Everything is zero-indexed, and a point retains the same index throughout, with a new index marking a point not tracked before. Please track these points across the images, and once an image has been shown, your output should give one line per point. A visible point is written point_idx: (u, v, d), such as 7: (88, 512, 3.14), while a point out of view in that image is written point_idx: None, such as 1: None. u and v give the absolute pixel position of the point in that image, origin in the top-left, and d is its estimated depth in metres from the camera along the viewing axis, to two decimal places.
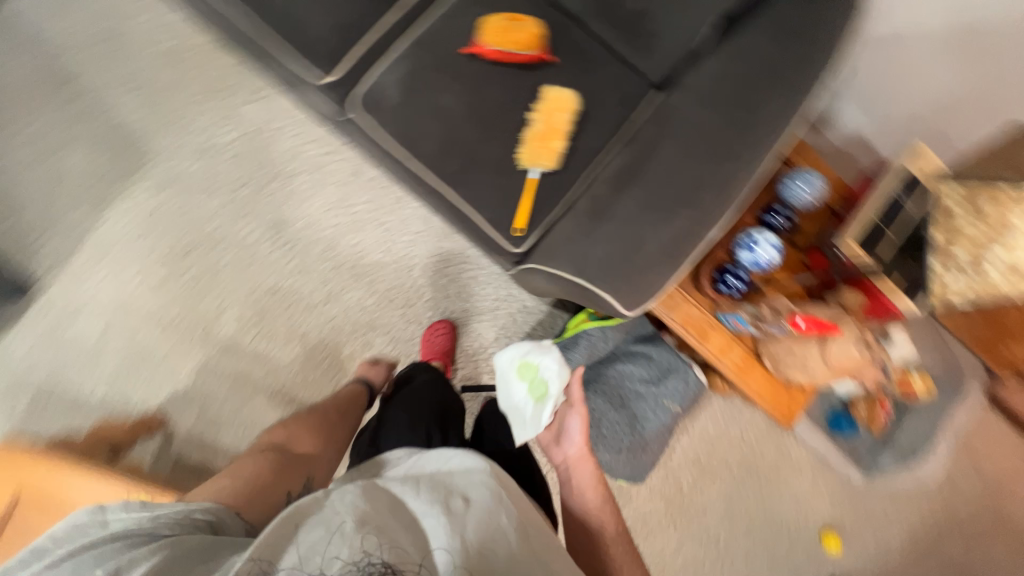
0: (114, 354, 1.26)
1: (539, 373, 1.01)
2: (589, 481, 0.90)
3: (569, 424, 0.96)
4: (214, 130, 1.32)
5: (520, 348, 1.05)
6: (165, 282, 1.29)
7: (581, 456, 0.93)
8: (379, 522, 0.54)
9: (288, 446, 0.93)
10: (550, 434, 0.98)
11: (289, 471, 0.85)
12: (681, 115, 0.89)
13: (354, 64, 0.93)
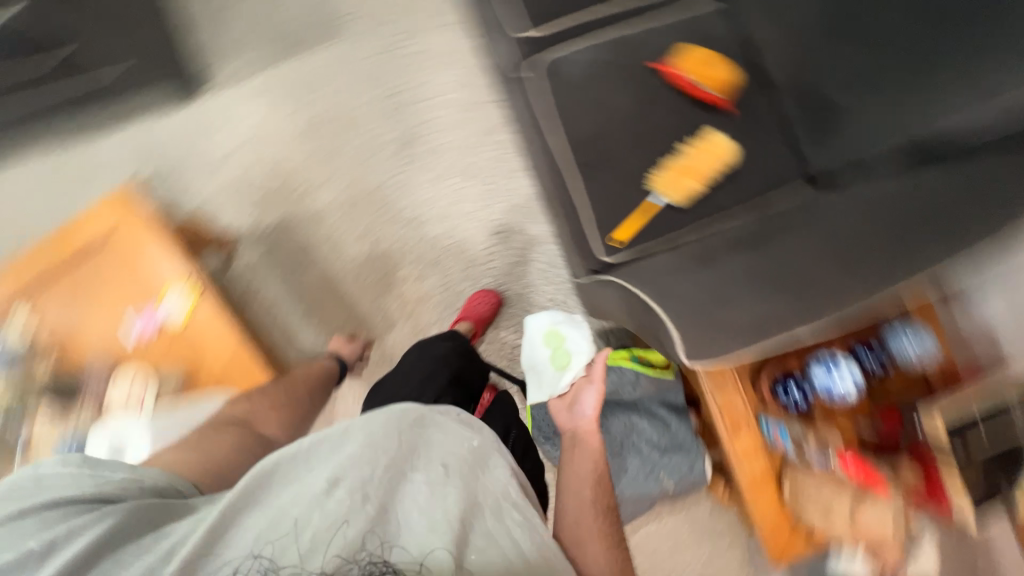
0: (225, 175, 1.39)
1: (565, 343, 1.13)
2: (591, 452, 0.83)
3: (585, 395, 0.93)
4: (399, 39, 1.44)
5: (556, 318, 1.20)
6: (295, 139, 1.41)
7: (590, 429, 0.87)
8: (361, 511, 0.56)
9: (249, 417, 0.88)
10: (561, 403, 0.95)
11: (246, 444, 0.81)
12: (827, 215, 0.86)
13: (552, 34, 0.99)
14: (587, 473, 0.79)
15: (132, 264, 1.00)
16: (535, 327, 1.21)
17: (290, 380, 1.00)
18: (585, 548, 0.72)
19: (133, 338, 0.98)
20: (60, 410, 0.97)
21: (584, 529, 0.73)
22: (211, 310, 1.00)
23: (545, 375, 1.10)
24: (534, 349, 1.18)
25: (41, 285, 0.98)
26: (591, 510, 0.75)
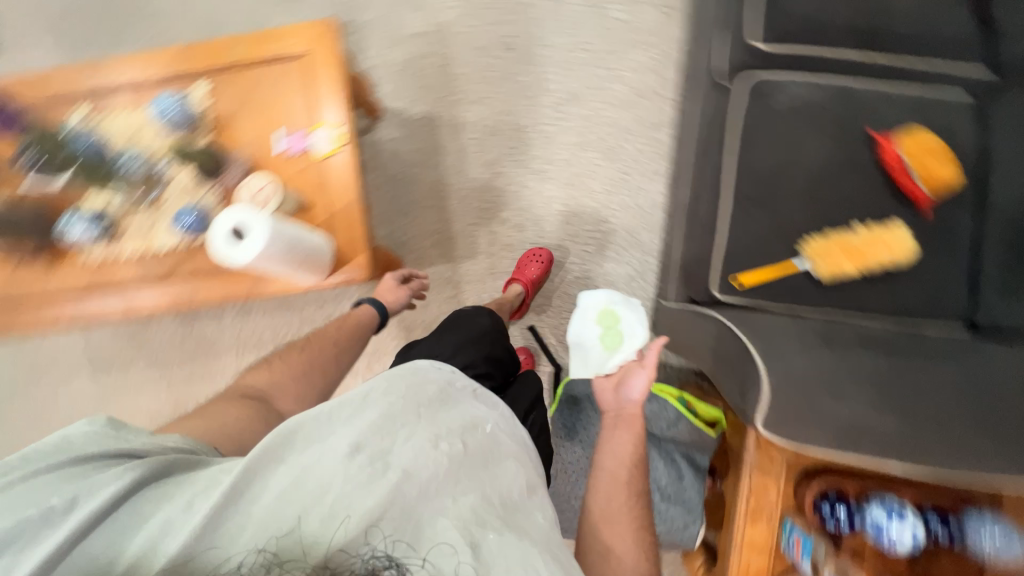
0: (402, 53, 1.44)
1: (617, 324, 1.16)
2: (631, 436, 0.81)
3: (633, 380, 0.88)
4: (614, 2, 1.41)
5: (611, 297, 1.20)
6: (476, 50, 1.44)
7: (633, 414, 0.84)
8: (381, 490, 0.61)
9: (271, 390, 0.89)
10: (607, 380, 0.90)
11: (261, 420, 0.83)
12: (978, 364, 0.77)
13: (782, 57, 0.94)
14: (624, 456, 0.79)
15: (304, 89, 1.06)
16: (589, 301, 1.21)
17: (325, 342, 1.00)
18: (615, 523, 0.75)
19: (277, 151, 1.05)
20: (195, 180, 1.05)
21: (614, 508, 0.75)
22: (345, 160, 1.04)
23: (593, 353, 1.14)
24: (585, 324, 1.18)
25: (227, 71, 1.06)
26: (623, 492, 0.76)
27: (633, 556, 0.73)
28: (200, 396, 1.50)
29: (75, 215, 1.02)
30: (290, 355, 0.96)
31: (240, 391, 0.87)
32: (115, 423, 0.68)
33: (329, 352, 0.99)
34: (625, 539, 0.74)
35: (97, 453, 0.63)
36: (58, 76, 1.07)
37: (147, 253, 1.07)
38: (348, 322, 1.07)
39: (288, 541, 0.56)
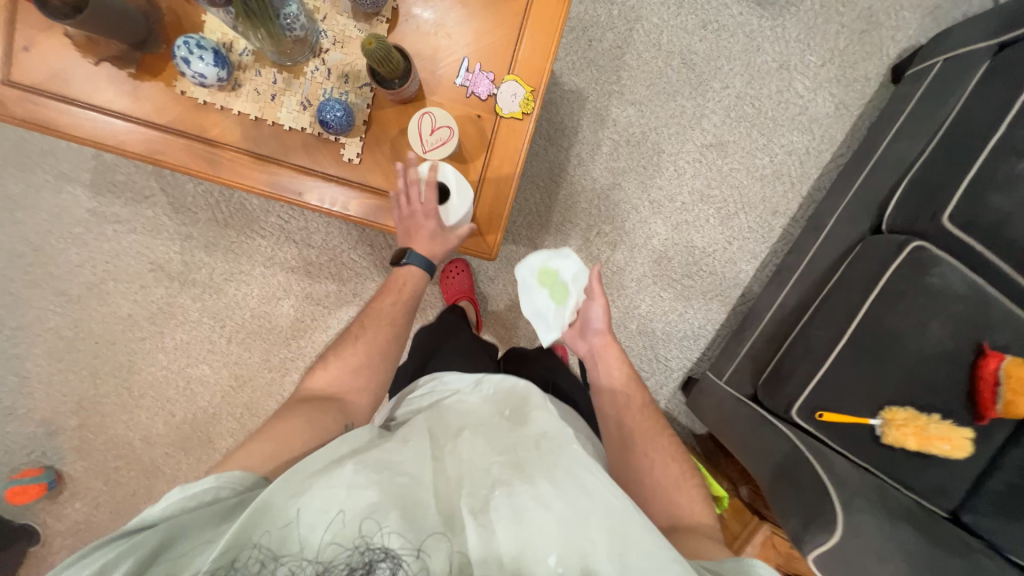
0: (584, 14, 1.29)
1: (558, 279, 1.09)
2: (615, 362, 1.00)
3: (592, 313, 1.04)
4: (800, 75, 1.36)
5: (539, 256, 1.11)
6: (656, 48, 1.32)
7: (606, 341, 1.02)
8: (382, 483, 0.62)
9: (337, 390, 0.81)
10: (573, 330, 1.06)
11: (331, 420, 0.75)
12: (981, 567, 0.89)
13: (957, 241, 0.97)
14: (613, 372, 0.99)
15: (511, 26, 0.90)
16: (524, 270, 1.12)
17: (377, 327, 0.87)
18: (637, 442, 0.89)
19: (454, 84, 0.91)
20: (350, 70, 0.89)
21: (630, 423, 0.92)
22: (523, 131, 0.92)
23: (551, 317, 1.08)
24: (532, 295, 1.11)
25: None
26: (630, 408, 0.94)
27: (660, 466, 0.86)
28: (217, 269, 1.35)
29: (196, 44, 0.81)
30: (346, 346, 0.85)
31: (306, 397, 0.79)
32: (187, 486, 0.58)
33: (386, 341, 0.87)
34: (651, 456, 0.88)
35: (161, 516, 0.56)
36: None
37: (260, 121, 0.90)
38: (405, 282, 0.92)
39: (285, 546, 0.56)
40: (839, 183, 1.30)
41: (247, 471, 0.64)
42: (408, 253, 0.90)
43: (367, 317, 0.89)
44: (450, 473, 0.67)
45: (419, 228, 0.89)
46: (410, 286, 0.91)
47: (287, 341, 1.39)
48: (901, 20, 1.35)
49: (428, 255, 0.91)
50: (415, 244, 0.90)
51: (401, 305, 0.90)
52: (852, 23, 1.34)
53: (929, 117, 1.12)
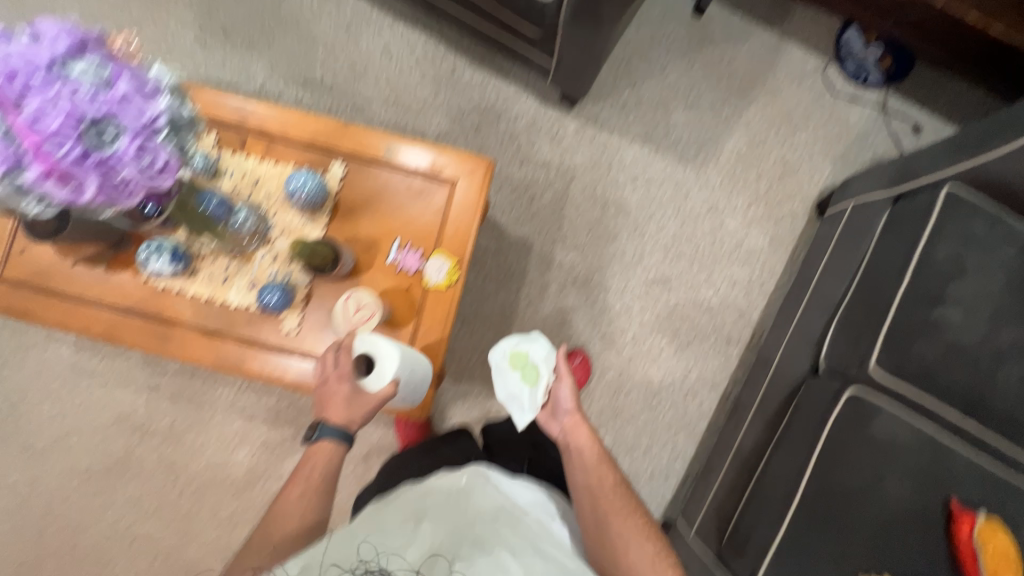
0: (525, 176, 1.46)
1: (528, 357, 1.04)
2: (585, 442, 0.94)
3: (560, 395, 0.99)
4: (730, 214, 1.47)
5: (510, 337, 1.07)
6: (592, 201, 1.46)
7: (575, 421, 0.96)
8: (378, 524, 0.69)
9: None
10: (545, 412, 1.00)
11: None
12: None
13: (893, 389, 0.95)
14: (585, 451, 0.93)
15: (436, 211, 1.03)
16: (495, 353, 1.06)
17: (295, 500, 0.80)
18: (612, 524, 0.84)
19: (386, 260, 1.01)
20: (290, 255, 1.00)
21: (603, 503, 0.86)
22: (449, 299, 1.00)
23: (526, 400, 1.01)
24: (504, 378, 1.04)
25: (368, 163, 1.03)
26: (602, 487, 0.88)
27: (637, 547, 0.82)
28: (178, 418, 1.38)
29: (156, 246, 0.94)
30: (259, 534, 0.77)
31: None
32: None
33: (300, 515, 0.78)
34: (626, 535, 0.83)
35: None
36: (210, 94, 1.04)
37: (211, 301, 1.00)
38: (315, 461, 0.84)
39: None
40: (782, 314, 1.32)
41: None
42: (318, 429, 0.85)
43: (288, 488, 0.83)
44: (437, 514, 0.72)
45: (334, 395, 0.87)
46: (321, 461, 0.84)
47: (239, 492, 1.36)
48: (814, 165, 1.49)
49: (343, 423, 0.86)
50: (328, 415, 0.86)
51: (309, 483, 0.82)
52: (769, 169, 1.49)
53: (848, 258, 1.17)
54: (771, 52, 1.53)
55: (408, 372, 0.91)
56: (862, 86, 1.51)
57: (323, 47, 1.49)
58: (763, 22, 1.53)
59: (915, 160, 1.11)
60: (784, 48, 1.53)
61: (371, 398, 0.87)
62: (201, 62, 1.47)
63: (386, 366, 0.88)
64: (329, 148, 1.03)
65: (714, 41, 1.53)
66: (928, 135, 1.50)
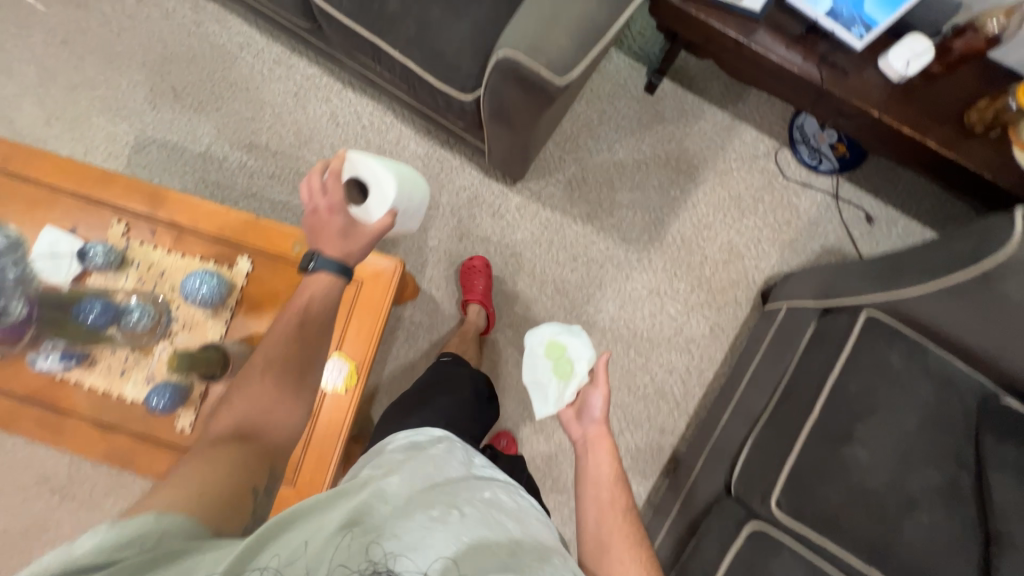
0: (464, 251, 1.45)
1: (564, 356, 1.14)
2: (604, 456, 0.91)
3: (592, 399, 0.99)
4: (671, 300, 1.44)
5: (552, 328, 1.19)
6: (531, 279, 1.44)
7: (599, 433, 0.95)
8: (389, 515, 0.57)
9: (255, 421, 0.75)
10: (569, 411, 1.01)
11: (253, 463, 0.69)
12: None
13: (794, 531, 0.91)
14: (603, 477, 0.88)
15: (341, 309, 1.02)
16: (535, 340, 1.20)
17: (294, 353, 0.81)
18: (613, 546, 0.81)
19: None
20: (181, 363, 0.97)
21: (607, 523, 0.83)
22: (348, 403, 0.99)
23: (551, 391, 1.10)
24: (536, 365, 1.17)
25: (276, 258, 1.02)
26: (612, 509, 0.85)
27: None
28: (99, 482, 1.36)
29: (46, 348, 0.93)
30: (252, 383, 0.78)
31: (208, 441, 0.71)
32: (123, 521, 0.53)
33: (289, 390, 0.79)
34: (623, 545, 0.82)
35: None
36: (124, 181, 1.03)
37: (107, 393, 0.99)
38: (313, 291, 0.85)
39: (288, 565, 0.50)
40: (713, 411, 1.28)
41: (162, 515, 0.55)
42: (313, 257, 0.84)
43: (272, 344, 0.82)
44: (453, 514, 0.60)
45: (327, 229, 0.86)
46: (321, 292, 0.85)
47: None
48: (761, 252, 1.45)
49: (341, 256, 0.85)
50: (324, 247, 0.85)
51: (312, 316, 0.84)
52: (714, 254, 1.45)
53: (773, 367, 1.13)
54: (724, 133, 1.50)
55: (403, 204, 0.93)
56: (816, 172, 1.47)
57: (269, 112, 1.49)
58: (717, 101, 1.50)
59: (842, 276, 1.07)
60: (738, 129, 1.50)
61: (366, 231, 0.88)
62: (149, 122, 1.48)
63: (385, 189, 0.89)
64: (236, 240, 1.02)
65: (666, 119, 1.50)
66: (882, 226, 1.46)
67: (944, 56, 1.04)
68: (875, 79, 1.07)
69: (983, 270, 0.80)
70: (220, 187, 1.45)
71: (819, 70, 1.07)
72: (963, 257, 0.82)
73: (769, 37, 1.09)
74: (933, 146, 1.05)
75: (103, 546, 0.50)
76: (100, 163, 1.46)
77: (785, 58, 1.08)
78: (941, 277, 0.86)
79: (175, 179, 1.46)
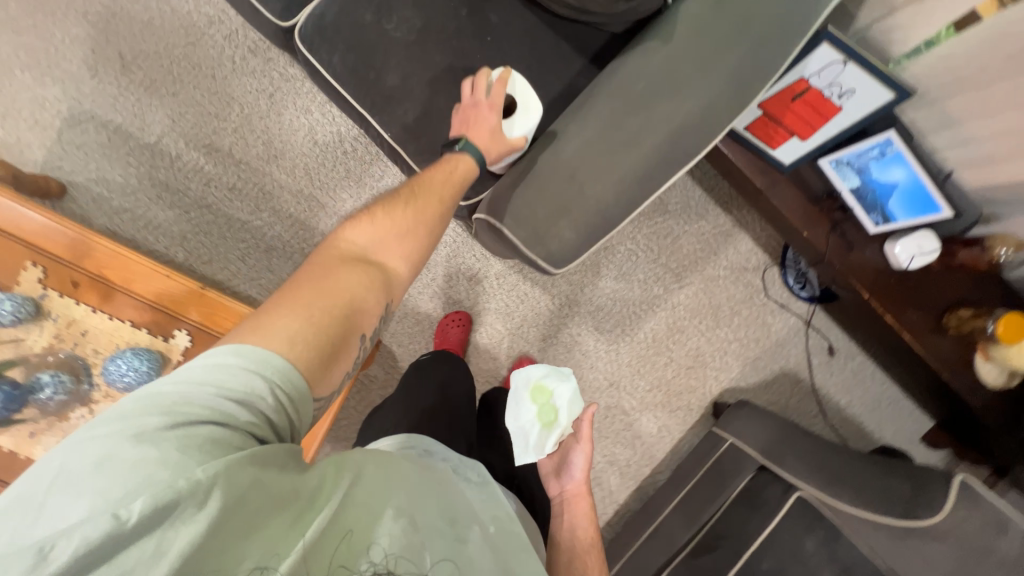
0: (433, 310, 1.38)
1: (552, 399, 0.93)
2: (581, 521, 0.82)
3: (572, 458, 0.86)
4: (628, 394, 1.45)
5: (542, 368, 0.97)
6: (498, 351, 1.40)
7: (580, 491, 0.84)
8: (406, 523, 0.54)
9: (378, 250, 0.67)
10: (549, 462, 0.88)
11: (372, 306, 0.62)
12: None
13: None
14: (578, 542, 0.79)
15: None
16: (517, 377, 0.97)
17: (425, 209, 0.72)
18: None
19: None
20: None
21: None
22: None
23: (532, 438, 0.89)
24: (516, 410, 0.94)
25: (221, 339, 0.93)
26: None
27: None
28: None
29: None
30: (386, 214, 0.70)
31: (337, 249, 0.65)
32: (265, 356, 0.51)
33: (422, 230, 0.72)
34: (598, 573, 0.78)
35: (189, 426, 0.46)
36: (43, 217, 0.89)
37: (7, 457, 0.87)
38: (455, 168, 0.77)
39: (327, 537, 0.49)
40: (640, 517, 1.34)
41: (292, 365, 0.52)
42: (461, 139, 0.78)
43: (415, 187, 0.74)
44: (460, 534, 0.58)
45: (480, 120, 0.81)
46: (462, 168, 0.77)
47: None
48: (724, 362, 1.47)
49: (486, 147, 0.80)
50: (473, 133, 0.80)
51: (450, 181, 0.76)
52: (680, 358, 1.46)
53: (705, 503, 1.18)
54: (720, 238, 1.45)
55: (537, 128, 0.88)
56: (796, 296, 1.47)
57: (237, 110, 1.29)
58: (721, 204, 1.45)
59: (785, 442, 1.15)
60: (734, 236, 1.45)
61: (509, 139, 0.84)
62: (87, 92, 1.25)
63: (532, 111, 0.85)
64: (175, 312, 0.91)
65: (668, 210, 1.44)
66: (840, 359, 1.50)
67: (945, 257, 1.02)
68: (878, 259, 1.04)
69: (913, 524, 0.92)
70: (170, 189, 1.27)
71: (827, 238, 1.03)
72: (899, 503, 0.96)
73: (788, 194, 1.03)
74: (901, 326, 1.01)
75: (244, 378, 0.49)
76: (24, 131, 1.23)
77: (799, 220, 1.03)
78: (872, 512, 0.96)
79: (116, 169, 1.26)
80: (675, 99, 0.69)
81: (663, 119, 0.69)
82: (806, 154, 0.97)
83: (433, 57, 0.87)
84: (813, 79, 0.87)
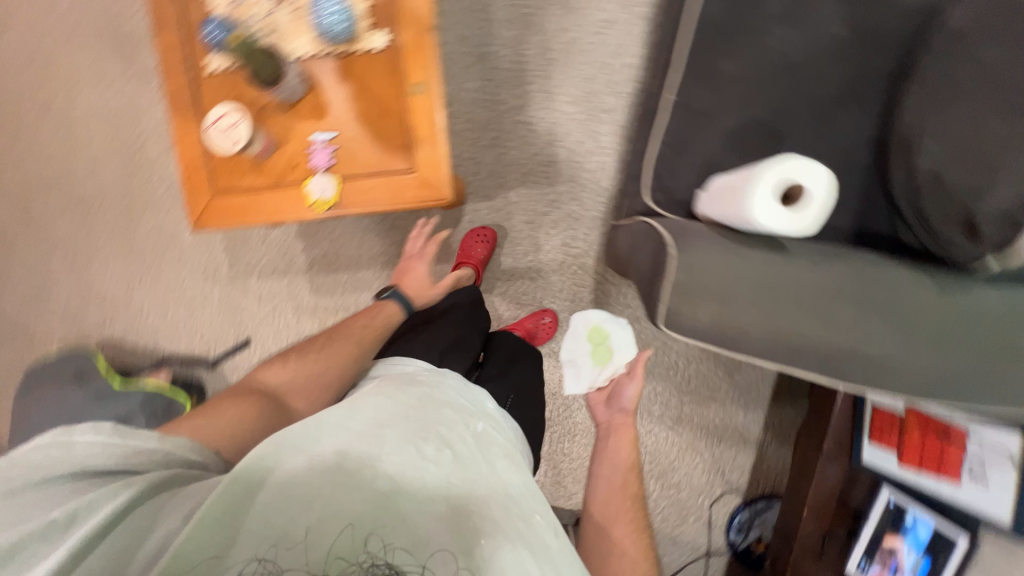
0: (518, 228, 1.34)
1: (605, 340, 1.31)
2: (624, 445, 0.85)
3: (624, 390, 0.92)
4: None
5: (600, 316, 1.33)
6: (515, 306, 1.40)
7: (627, 420, 0.88)
8: (373, 491, 0.56)
9: (286, 390, 0.80)
10: (599, 393, 0.96)
11: (264, 421, 0.74)
12: None
13: None
14: (619, 463, 0.82)
15: (375, 161, 0.95)
16: (579, 321, 1.34)
17: (343, 346, 0.88)
18: (613, 523, 0.76)
19: (309, 139, 0.94)
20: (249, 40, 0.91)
21: (610, 501, 0.78)
22: (300, 210, 0.96)
23: (586, 368, 1.32)
24: (578, 344, 1.33)
25: (397, 71, 0.93)
26: (619, 489, 0.79)
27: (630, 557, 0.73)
28: None
29: None
30: (308, 353, 0.85)
31: (247, 386, 0.80)
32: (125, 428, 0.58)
33: (338, 360, 0.85)
34: (626, 541, 0.74)
35: (77, 469, 0.56)
36: None
37: None
38: (381, 310, 0.98)
39: (286, 515, 0.53)
40: None
41: (160, 440, 0.61)
42: (390, 290, 1.03)
43: (337, 330, 0.92)
44: (425, 472, 0.59)
45: (409, 272, 1.09)
46: (383, 312, 0.98)
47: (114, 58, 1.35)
48: None
49: (408, 295, 1.03)
50: (402, 287, 1.05)
51: (370, 325, 0.94)
52: None
53: None
54: (734, 434, 1.42)
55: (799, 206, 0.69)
56: (726, 529, 1.44)
57: None
58: (764, 417, 1.41)
59: None
60: (743, 445, 1.42)
61: (433, 291, 1.07)
62: None
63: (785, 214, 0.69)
64: (398, 19, 0.91)
65: (729, 375, 1.41)
66: None
67: None
68: None
69: None
70: None
71: (815, 533, 1.00)
72: None
73: (831, 477, 1.00)
74: None
75: (109, 445, 0.57)
76: None
77: (815, 503, 1.00)
78: None
79: None
80: (882, 326, 0.66)
81: (858, 325, 0.66)
82: (884, 473, 0.92)
83: (760, 92, 0.86)
84: (970, 446, 0.87)
